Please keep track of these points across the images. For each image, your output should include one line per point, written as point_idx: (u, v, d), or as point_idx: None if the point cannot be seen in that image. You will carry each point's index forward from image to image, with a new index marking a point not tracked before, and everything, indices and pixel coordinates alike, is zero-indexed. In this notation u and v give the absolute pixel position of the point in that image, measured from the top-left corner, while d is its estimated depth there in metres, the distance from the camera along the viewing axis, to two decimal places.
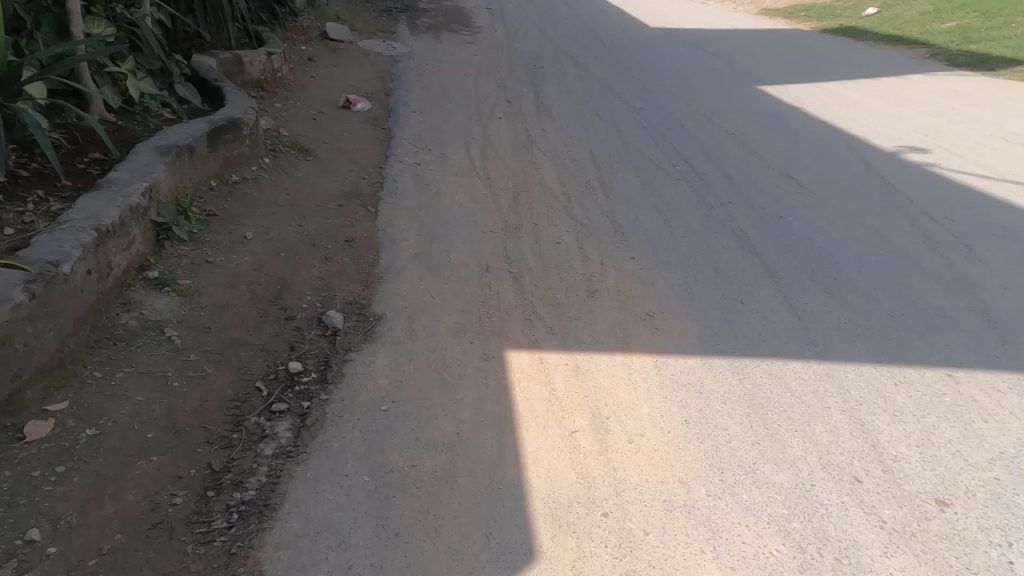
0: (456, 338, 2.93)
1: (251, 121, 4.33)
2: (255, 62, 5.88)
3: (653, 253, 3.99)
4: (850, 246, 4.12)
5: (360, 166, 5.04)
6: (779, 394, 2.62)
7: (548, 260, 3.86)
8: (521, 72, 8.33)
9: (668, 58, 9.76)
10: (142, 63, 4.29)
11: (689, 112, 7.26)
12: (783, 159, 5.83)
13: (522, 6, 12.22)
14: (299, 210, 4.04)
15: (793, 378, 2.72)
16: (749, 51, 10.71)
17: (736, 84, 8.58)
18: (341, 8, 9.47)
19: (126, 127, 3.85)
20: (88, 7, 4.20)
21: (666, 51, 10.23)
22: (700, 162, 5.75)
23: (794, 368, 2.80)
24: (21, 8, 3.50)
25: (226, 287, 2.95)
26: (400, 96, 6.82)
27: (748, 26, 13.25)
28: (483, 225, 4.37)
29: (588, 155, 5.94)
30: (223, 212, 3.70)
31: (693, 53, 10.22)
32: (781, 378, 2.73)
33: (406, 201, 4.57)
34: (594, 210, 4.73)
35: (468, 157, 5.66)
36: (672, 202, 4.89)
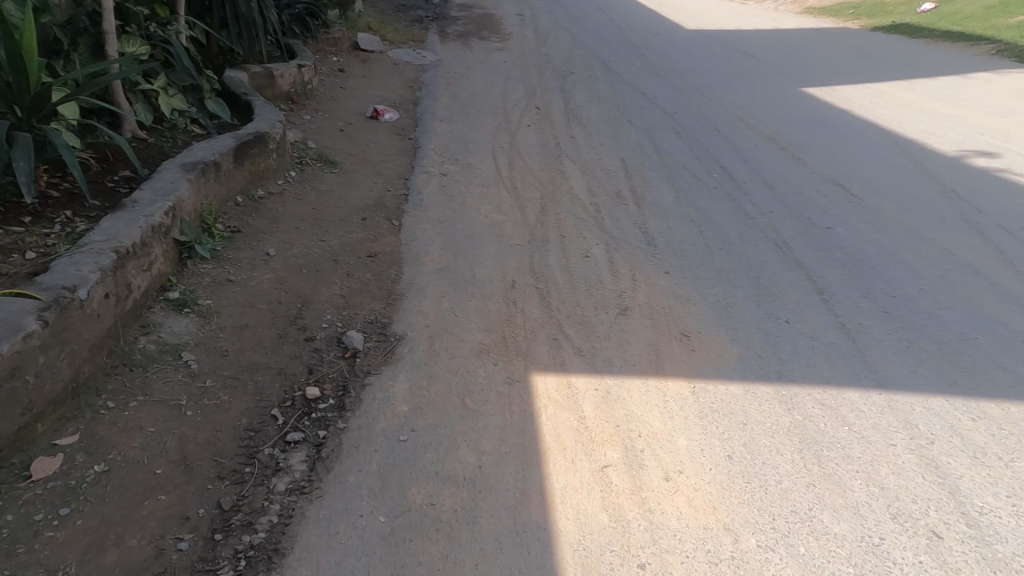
0: (479, 360, 2.79)
1: (278, 134, 4.31)
2: (286, 75, 5.93)
3: (687, 268, 3.80)
4: (912, 261, 3.81)
5: (385, 178, 4.98)
6: (834, 427, 2.40)
7: (577, 276, 3.70)
8: (551, 78, 8.21)
9: (703, 61, 9.48)
10: (175, 80, 4.31)
11: (726, 118, 6.97)
12: (827, 166, 5.52)
13: (553, 10, 12.10)
14: (323, 224, 3.99)
15: (850, 411, 2.49)
16: (789, 51, 10.31)
17: (777, 86, 8.26)
18: (373, 19, 9.56)
19: (155, 145, 3.84)
20: (123, 27, 4.24)
21: (702, 54, 9.96)
22: (739, 170, 5.50)
23: (851, 399, 2.56)
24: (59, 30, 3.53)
25: (246, 306, 2.89)
26: (427, 106, 6.79)
27: (789, 25, 12.79)
28: (509, 238, 4.24)
29: (619, 163, 5.77)
30: (246, 228, 3.67)
31: (729, 55, 9.91)
32: (835, 409, 2.49)
33: (430, 213, 4.48)
34: (624, 221, 4.56)
35: (495, 166, 5.55)
36: (709, 212, 4.67)
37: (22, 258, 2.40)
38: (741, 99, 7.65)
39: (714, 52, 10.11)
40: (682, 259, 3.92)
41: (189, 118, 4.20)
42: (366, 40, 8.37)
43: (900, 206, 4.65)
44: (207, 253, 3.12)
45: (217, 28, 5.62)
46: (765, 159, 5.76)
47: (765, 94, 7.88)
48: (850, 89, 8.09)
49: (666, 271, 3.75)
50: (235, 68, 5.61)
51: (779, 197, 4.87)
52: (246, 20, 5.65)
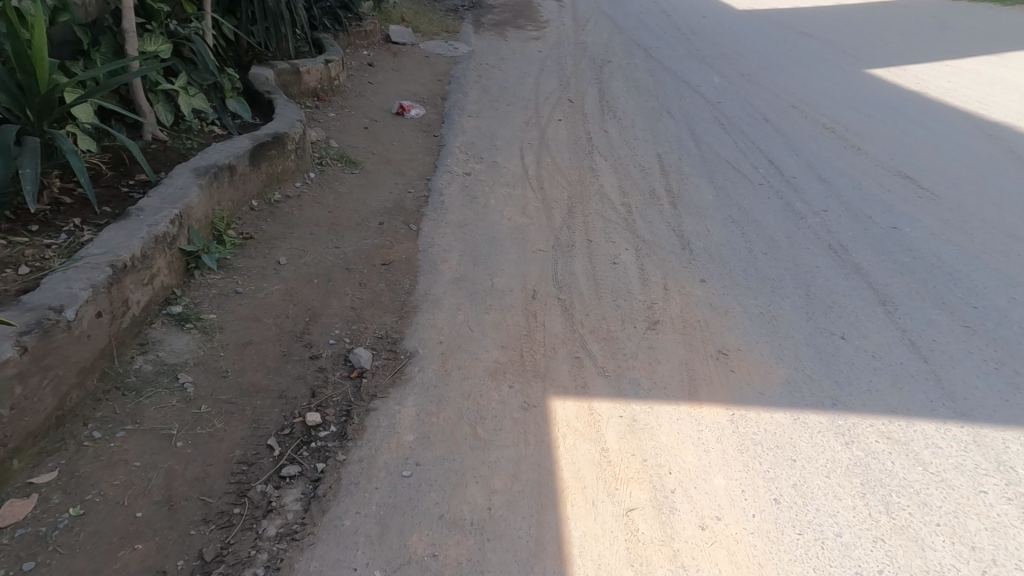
0: (493, 381, 2.59)
1: (297, 135, 4.13)
2: (312, 71, 5.84)
3: (727, 279, 3.50)
4: (995, 273, 3.54)
5: (407, 179, 4.81)
6: (905, 467, 2.09)
7: (604, 288, 3.48)
8: (587, 68, 7.88)
9: (751, 45, 8.94)
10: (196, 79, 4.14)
11: (778, 107, 6.59)
12: (882, 164, 5.12)
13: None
14: (338, 229, 3.79)
15: (925, 449, 2.17)
16: (847, 33, 9.60)
17: (835, 73, 7.72)
18: (406, 9, 9.43)
19: (174, 146, 3.65)
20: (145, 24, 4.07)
21: (753, 37, 9.40)
22: (789, 163, 5.22)
23: (924, 432, 2.24)
24: (79, 28, 3.37)
25: (252, 321, 2.70)
26: (455, 100, 6.59)
27: (852, 2, 11.90)
28: (532, 243, 4.02)
29: (655, 159, 5.46)
30: (259, 234, 3.46)
31: (783, 38, 9.34)
32: (905, 445, 2.18)
33: (450, 216, 4.28)
34: (658, 223, 4.29)
35: (522, 165, 5.31)
36: (754, 212, 4.38)
37: (16, 273, 2.32)
38: (793, 88, 7.18)
39: (768, 34, 9.54)
40: (726, 266, 3.65)
41: (210, 118, 4.02)
42: (397, 33, 8.24)
43: (958, 216, 4.27)
44: (215, 263, 2.90)
45: (244, 23, 5.54)
46: (816, 153, 5.39)
47: (817, 82, 7.36)
48: (911, 79, 7.49)
49: (703, 278, 3.52)
50: (262, 64, 5.53)
51: (834, 194, 4.58)
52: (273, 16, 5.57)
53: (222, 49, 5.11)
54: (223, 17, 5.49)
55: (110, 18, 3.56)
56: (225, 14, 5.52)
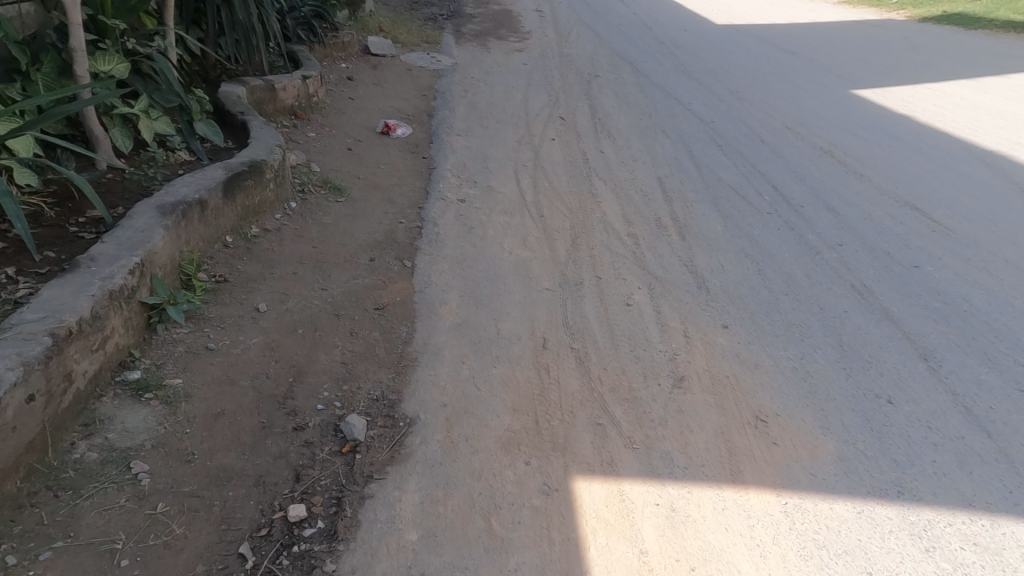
0: (507, 457, 2.26)
1: (276, 161, 3.84)
2: (289, 88, 5.51)
3: (756, 330, 3.13)
4: None
5: (397, 206, 4.48)
6: None
7: (619, 334, 3.19)
8: (575, 83, 7.67)
9: (738, 62, 8.85)
10: (160, 100, 3.86)
11: (773, 128, 6.42)
12: (888, 193, 4.95)
13: (574, 7, 11.55)
14: (324, 267, 3.48)
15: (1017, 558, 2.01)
16: (829, 52, 9.60)
17: (823, 93, 7.65)
18: (385, 19, 9.16)
19: (131, 177, 3.37)
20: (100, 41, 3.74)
21: (738, 53, 9.31)
22: (793, 189, 5.01)
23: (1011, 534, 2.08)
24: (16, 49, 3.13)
25: (225, 385, 2.33)
26: (443, 117, 6.31)
27: (829, 20, 12.02)
28: (538, 281, 3.71)
29: (657, 183, 5.21)
30: (234, 276, 3.14)
31: (767, 55, 9.29)
32: (993, 553, 2.02)
33: (446, 250, 3.97)
34: (668, 257, 4.02)
35: (518, 189, 5.03)
36: (767, 244, 4.10)
37: None
38: (785, 107, 7.04)
39: (752, 50, 9.47)
40: (756, 309, 3.32)
41: (175, 144, 3.76)
42: (376, 44, 7.96)
43: (974, 250, 4.12)
44: (182, 315, 2.55)
45: (212, 37, 5.23)
46: (818, 179, 5.20)
47: (807, 101, 7.25)
48: (897, 100, 7.45)
49: (728, 328, 3.18)
50: (233, 81, 5.19)
51: (845, 225, 4.37)
52: (244, 29, 5.27)
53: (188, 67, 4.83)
54: (188, 31, 5.16)
55: (53, 35, 3.41)
56: (191, 28, 5.20)
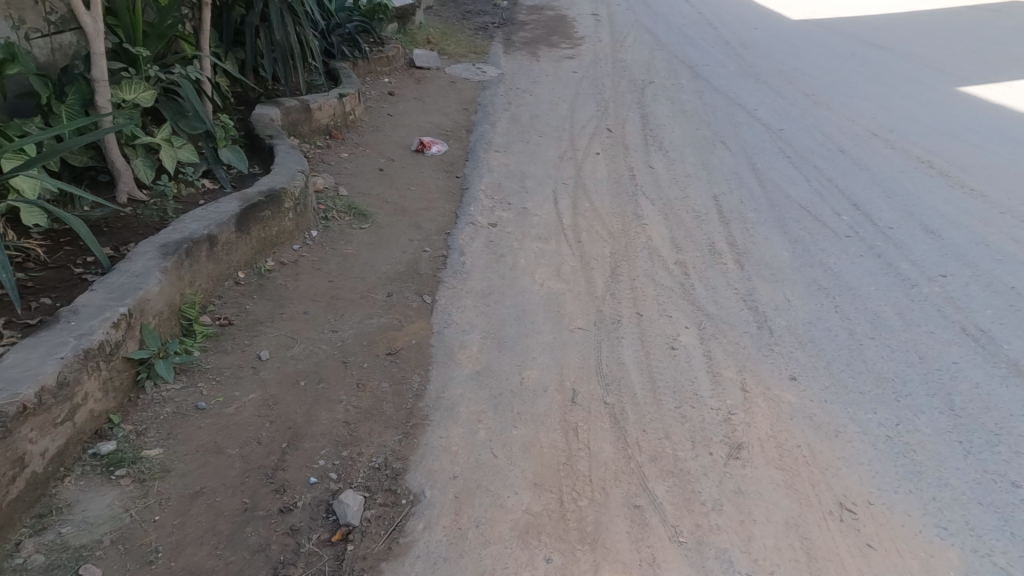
0: (525, 552, 1.96)
1: (297, 189, 3.61)
2: (324, 107, 5.37)
3: (840, 386, 2.68)
4: None
5: (423, 233, 4.21)
6: None
7: (662, 384, 2.78)
8: (627, 91, 7.27)
9: (816, 61, 8.24)
10: (184, 127, 3.63)
11: (854, 135, 5.93)
12: (1010, 211, 4.57)
13: (632, 9, 11.13)
14: (338, 304, 3.22)
15: None
16: (920, 46, 8.82)
17: (921, 91, 7.04)
18: (433, 30, 9.04)
19: (143, 215, 3.13)
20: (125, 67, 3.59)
21: (817, 51, 8.66)
22: (880, 208, 4.60)
23: None
24: (36, 81, 3.02)
25: (211, 454, 2.15)
26: (482, 133, 6.04)
27: (919, 9, 11.00)
28: (569, 319, 3.37)
29: (713, 204, 4.77)
30: (241, 317, 2.90)
31: (849, 50, 8.64)
32: None
33: (471, 282, 3.66)
34: (725, 291, 3.63)
35: (556, 211, 4.66)
36: (844, 274, 3.73)
37: None
38: (872, 111, 6.50)
39: (833, 48, 8.78)
40: (829, 354, 2.92)
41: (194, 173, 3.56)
42: (421, 57, 7.81)
43: None
44: (173, 370, 2.36)
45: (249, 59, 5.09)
46: (912, 194, 4.80)
47: (903, 104, 6.68)
48: (1007, 102, 6.74)
49: (804, 388, 2.66)
50: (269, 103, 5.10)
51: (950, 250, 4.02)
52: (280, 49, 5.07)
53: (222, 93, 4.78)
54: (227, 53, 5.03)
55: (80, 65, 3.31)
56: (228, 52, 5.09)
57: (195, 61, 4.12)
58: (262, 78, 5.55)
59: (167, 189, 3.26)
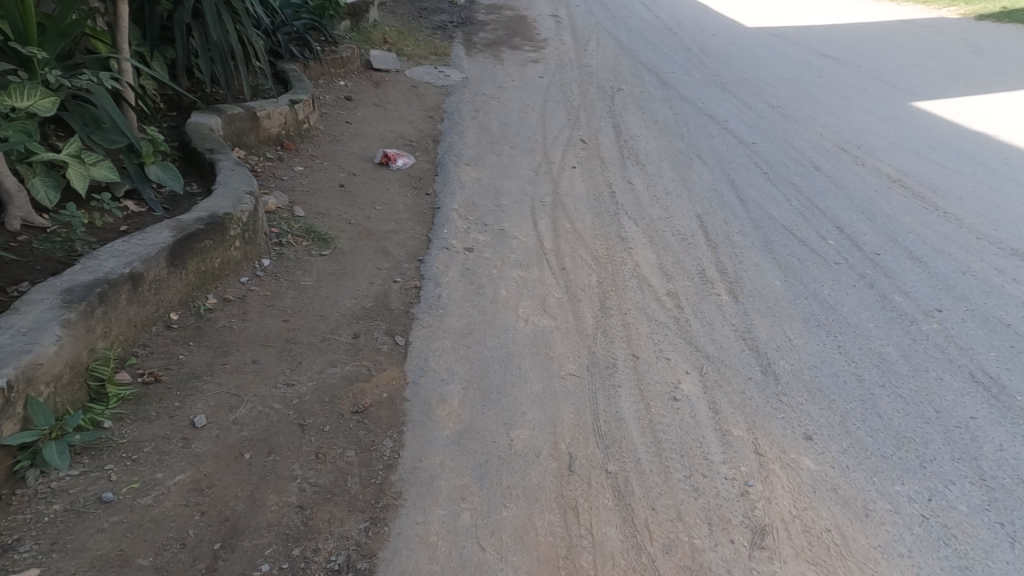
0: None
1: (244, 214, 3.16)
2: (274, 115, 4.89)
3: (863, 450, 2.46)
4: None
5: (392, 260, 3.79)
6: None
7: (667, 447, 2.48)
8: (596, 98, 7.02)
9: (775, 70, 8.21)
10: (100, 140, 3.18)
11: (824, 150, 5.84)
12: (986, 236, 4.49)
13: (594, 11, 10.97)
14: (294, 351, 2.77)
15: None
16: (876, 58, 8.96)
17: (879, 106, 7.08)
18: (390, 29, 8.60)
19: (41, 250, 2.68)
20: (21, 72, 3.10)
21: (776, 61, 8.65)
22: (863, 230, 4.46)
23: None
24: None
25: (111, 569, 1.70)
26: (450, 143, 5.65)
27: (872, 22, 11.28)
28: (559, 363, 3.02)
29: (697, 225, 4.53)
30: (172, 370, 2.42)
31: (809, 61, 8.67)
32: None
33: (448, 319, 3.27)
34: (716, 326, 3.37)
35: (536, 233, 4.32)
36: (842, 308, 3.52)
37: None
38: (836, 125, 6.45)
39: (791, 58, 8.80)
40: (845, 409, 2.68)
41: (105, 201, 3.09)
42: (379, 58, 7.38)
43: None
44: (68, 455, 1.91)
45: (183, 60, 4.57)
46: (889, 217, 4.68)
47: (863, 117, 6.67)
48: (963, 118, 6.85)
49: (824, 454, 2.43)
50: (210, 109, 4.59)
51: (939, 280, 3.87)
52: (218, 50, 4.59)
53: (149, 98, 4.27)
54: (155, 54, 4.49)
55: None
56: (156, 51, 4.54)
57: (115, 63, 3.64)
58: (198, 80, 5.02)
59: (74, 218, 2.80)
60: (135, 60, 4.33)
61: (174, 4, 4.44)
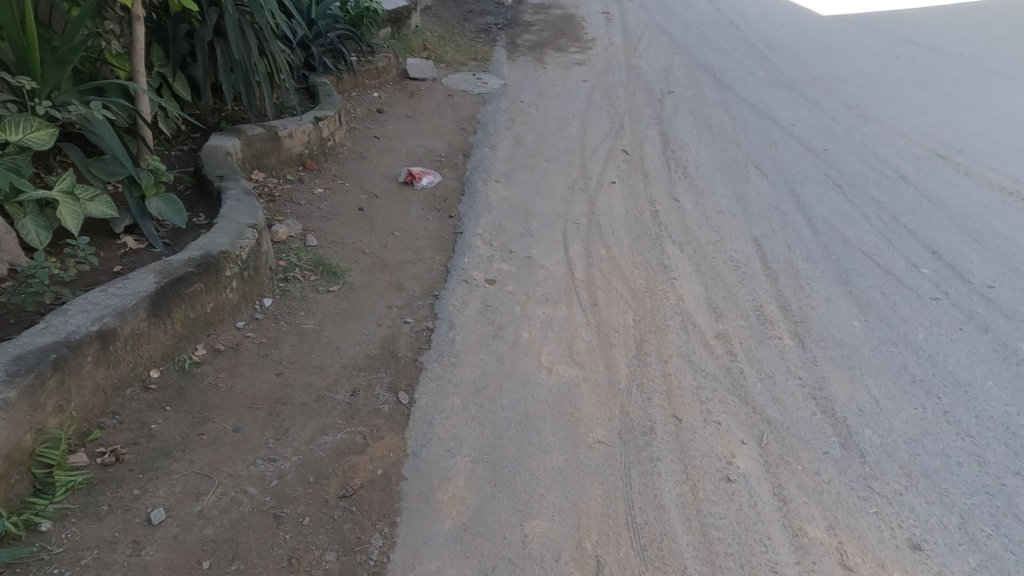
0: None
1: (243, 252, 2.86)
2: (295, 134, 4.64)
3: (1001, 571, 2.04)
4: None
5: (405, 294, 3.40)
6: None
7: (723, 552, 2.07)
8: (644, 103, 6.51)
9: (853, 65, 7.45)
10: (98, 171, 2.91)
11: (915, 157, 5.14)
12: None
13: (646, 7, 10.41)
14: (283, 416, 2.45)
15: None
16: (973, 46, 8.02)
17: (981, 101, 6.28)
18: (430, 35, 8.34)
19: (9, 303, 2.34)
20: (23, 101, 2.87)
21: (854, 54, 7.87)
22: (966, 258, 3.84)
23: None
24: None
25: None
26: (481, 159, 5.27)
27: (966, 5, 10.14)
28: (587, 427, 2.57)
29: (755, 250, 3.98)
30: (140, 445, 2.21)
31: (891, 53, 7.85)
32: None
33: (462, 369, 2.87)
34: (786, 378, 2.85)
35: (568, 261, 3.87)
36: (943, 360, 2.98)
37: None
38: (929, 126, 5.74)
39: (871, 49, 8.01)
40: (966, 507, 2.24)
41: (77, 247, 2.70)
42: (415, 67, 7.10)
43: None
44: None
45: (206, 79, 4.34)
46: (1001, 239, 4.03)
47: (966, 117, 5.90)
48: None
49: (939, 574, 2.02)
50: (231, 129, 4.38)
51: None
52: (242, 68, 4.33)
53: (167, 122, 4.11)
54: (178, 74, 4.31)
55: None
56: (179, 71, 4.32)
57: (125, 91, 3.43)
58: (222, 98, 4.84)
59: (41, 270, 2.39)
60: (154, 82, 4.14)
61: (198, 22, 4.21)
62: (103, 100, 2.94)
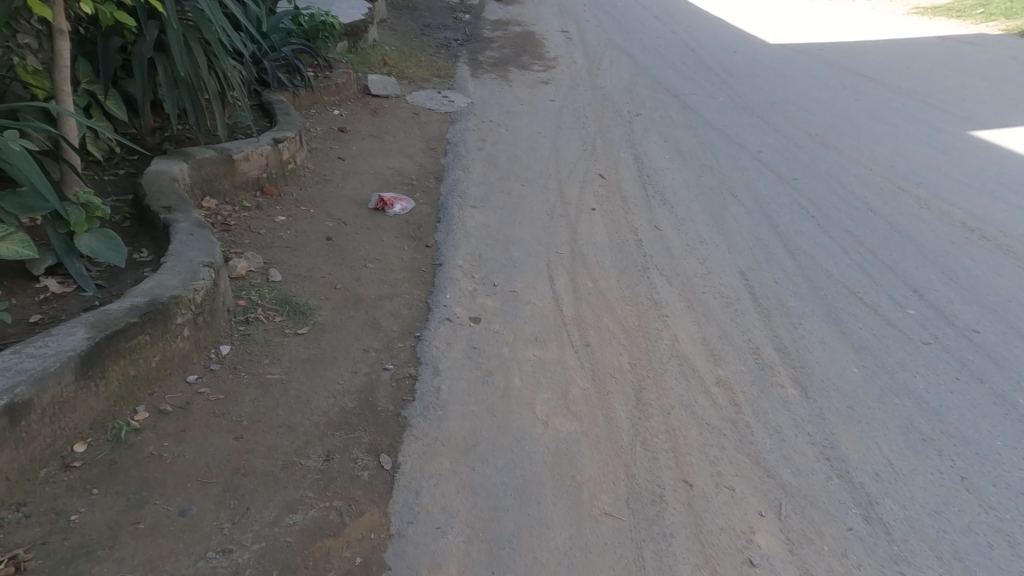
0: None
1: (196, 296, 2.50)
2: (253, 157, 4.30)
3: None
4: None
5: (380, 334, 3.08)
6: None
7: None
8: (613, 125, 6.43)
9: (806, 92, 7.66)
10: (12, 206, 2.47)
11: (879, 189, 5.20)
12: None
13: (604, 26, 10.51)
14: (240, 493, 2.10)
15: None
16: (913, 79, 8.44)
17: (930, 133, 6.52)
18: (390, 50, 8.09)
19: None
20: None
21: (806, 81, 8.11)
22: (947, 296, 3.84)
23: None
24: None
25: None
26: (455, 182, 5.03)
27: (902, 38, 10.77)
28: (591, 495, 2.31)
29: (743, 283, 3.85)
30: (51, 544, 1.86)
31: (841, 81, 8.14)
32: None
33: (449, 426, 2.56)
34: (782, 431, 2.69)
35: (554, 295, 3.63)
36: (946, 412, 2.88)
37: None
38: (885, 156, 5.87)
39: (820, 78, 8.27)
40: None
41: None
42: (377, 84, 6.82)
43: None
44: None
45: (144, 95, 3.96)
46: (975, 277, 4.06)
47: (917, 148, 6.10)
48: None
49: None
50: (179, 152, 4.00)
51: None
52: (187, 85, 3.99)
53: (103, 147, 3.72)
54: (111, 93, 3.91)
55: None
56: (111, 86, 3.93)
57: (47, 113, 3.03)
58: (165, 119, 4.45)
59: None
60: (82, 100, 3.73)
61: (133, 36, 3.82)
62: (18, 125, 2.52)
